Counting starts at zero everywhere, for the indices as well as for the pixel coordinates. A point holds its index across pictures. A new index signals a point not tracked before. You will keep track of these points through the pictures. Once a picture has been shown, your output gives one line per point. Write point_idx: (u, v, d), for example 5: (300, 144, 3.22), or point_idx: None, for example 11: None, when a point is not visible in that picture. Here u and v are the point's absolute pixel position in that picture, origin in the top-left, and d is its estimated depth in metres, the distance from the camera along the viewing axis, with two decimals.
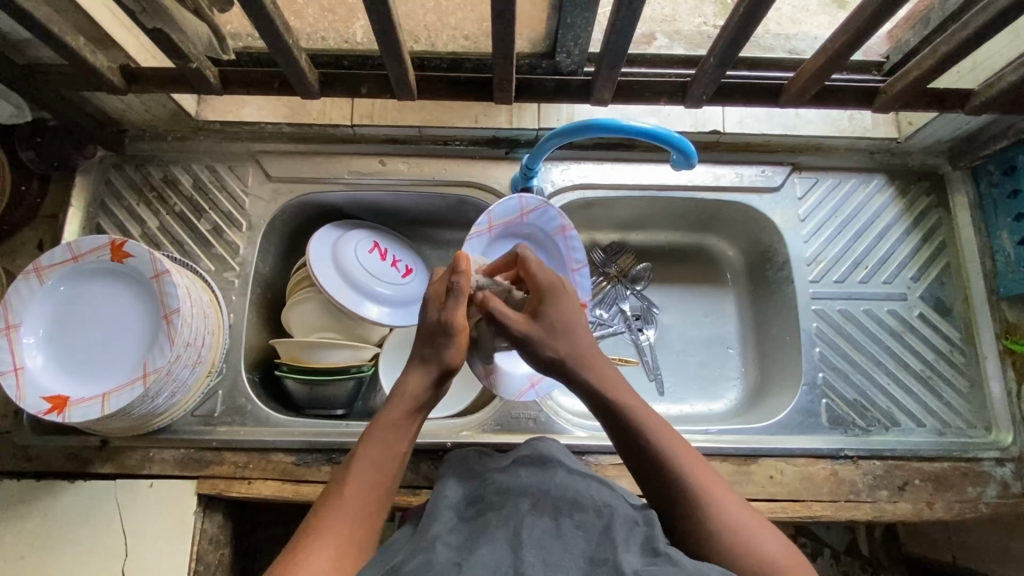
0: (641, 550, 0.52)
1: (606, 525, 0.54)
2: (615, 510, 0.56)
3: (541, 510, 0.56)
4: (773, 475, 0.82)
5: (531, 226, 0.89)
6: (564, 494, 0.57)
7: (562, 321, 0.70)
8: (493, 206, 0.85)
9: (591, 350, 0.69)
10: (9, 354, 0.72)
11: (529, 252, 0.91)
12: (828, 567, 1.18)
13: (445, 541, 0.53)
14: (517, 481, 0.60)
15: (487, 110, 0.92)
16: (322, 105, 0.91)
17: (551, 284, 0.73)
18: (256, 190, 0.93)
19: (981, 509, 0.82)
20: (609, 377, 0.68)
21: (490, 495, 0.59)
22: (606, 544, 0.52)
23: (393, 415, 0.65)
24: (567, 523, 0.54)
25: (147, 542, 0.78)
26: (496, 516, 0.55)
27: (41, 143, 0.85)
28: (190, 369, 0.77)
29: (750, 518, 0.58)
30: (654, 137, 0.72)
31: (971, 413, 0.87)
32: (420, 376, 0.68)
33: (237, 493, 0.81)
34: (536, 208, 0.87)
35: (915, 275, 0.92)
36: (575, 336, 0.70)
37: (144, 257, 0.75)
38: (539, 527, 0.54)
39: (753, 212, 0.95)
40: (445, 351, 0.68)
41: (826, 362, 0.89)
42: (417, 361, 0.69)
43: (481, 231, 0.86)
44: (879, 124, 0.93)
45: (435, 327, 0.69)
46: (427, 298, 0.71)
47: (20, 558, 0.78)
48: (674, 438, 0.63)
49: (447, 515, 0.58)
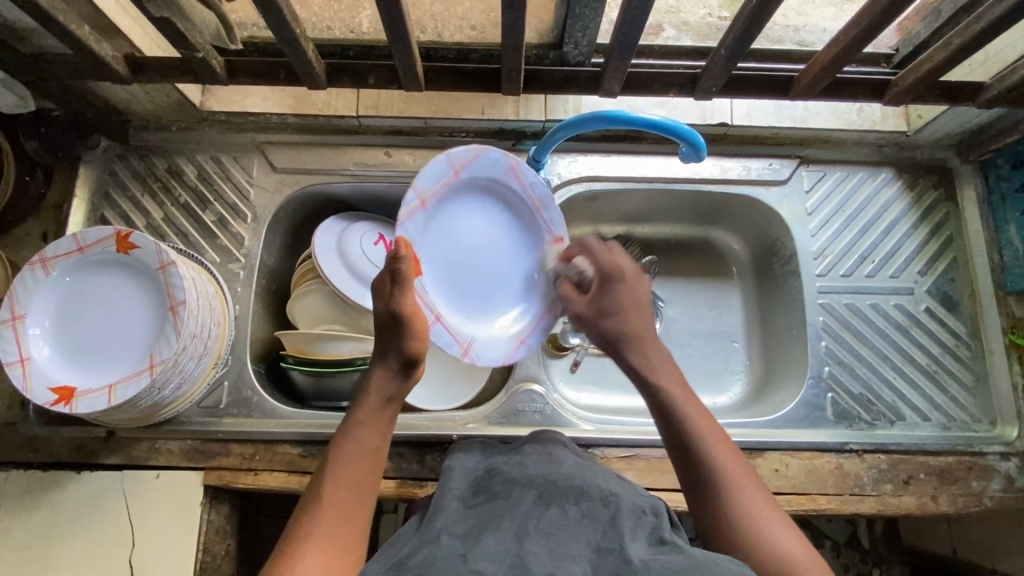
0: (648, 539, 0.53)
1: (613, 515, 0.55)
2: (621, 500, 0.57)
3: (547, 499, 0.56)
4: (778, 468, 0.82)
5: (473, 181, 0.81)
6: (570, 484, 0.57)
7: (625, 305, 0.74)
8: (417, 177, 0.76)
9: (643, 330, 0.73)
10: (15, 345, 0.72)
11: (489, 211, 0.83)
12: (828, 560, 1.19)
13: (450, 531, 0.53)
14: (523, 471, 0.60)
15: (493, 102, 0.91)
16: (328, 96, 0.91)
17: (609, 270, 0.76)
18: (261, 181, 0.92)
19: (985, 503, 0.82)
20: (657, 363, 0.71)
21: (496, 484, 0.59)
22: (612, 534, 0.52)
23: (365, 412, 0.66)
24: (573, 511, 0.55)
25: (154, 532, 0.79)
26: (503, 506, 0.55)
27: (46, 133, 0.85)
28: (196, 361, 0.77)
29: (768, 507, 0.59)
30: (663, 129, 0.71)
31: (976, 408, 0.87)
32: (385, 370, 0.68)
33: (243, 484, 0.81)
34: (469, 159, 0.79)
35: (922, 269, 0.92)
36: (629, 317, 0.73)
37: (150, 248, 0.75)
38: (544, 518, 0.54)
39: (760, 206, 0.95)
40: (403, 340, 0.67)
41: (832, 356, 0.89)
42: (378, 354, 0.69)
43: (412, 207, 0.76)
44: (887, 117, 0.92)
45: (385, 319, 0.68)
46: (375, 290, 0.69)
47: (27, 548, 0.78)
48: (709, 422, 0.66)
49: (452, 505, 0.58)
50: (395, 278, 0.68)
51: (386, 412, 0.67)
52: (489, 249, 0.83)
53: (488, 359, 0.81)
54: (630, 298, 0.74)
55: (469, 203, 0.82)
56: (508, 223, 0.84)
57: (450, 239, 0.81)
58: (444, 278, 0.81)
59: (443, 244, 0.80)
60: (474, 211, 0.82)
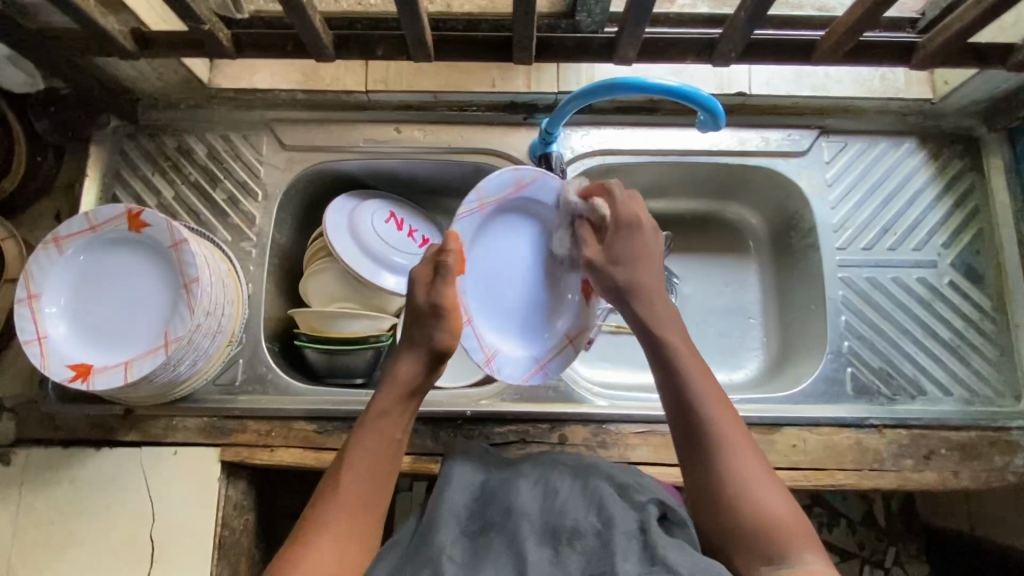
0: (639, 558, 0.56)
1: (604, 542, 0.59)
2: (615, 526, 0.60)
3: (542, 540, 0.61)
4: (796, 444, 0.81)
5: (532, 201, 0.83)
6: (562, 523, 0.61)
7: (637, 258, 0.76)
8: (482, 181, 0.79)
9: (651, 285, 0.75)
10: (32, 323, 0.72)
11: (538, 229, 0.85)
12: (844, 538, 1.20)
13: (450, 555, 0.61)
14: (516, 499, 0.65)
15: (504, 74, 0.89)
16: (336, 71, 0.89)
17: (626, 220, 0.76)
18: (270, 159, 0.91)
19: (1008, 478, 0.81)
20: (662, 315, 0.73)
21: (494, 512, 0.65)
22: (605, 560, 0.57)
23: (387, 401, 0.69)
24: (567, 551, 0.59)
25: (174, 507, 0.80)
26: (499, 539, 0.62)
27: (55, 112, 0.84)
28: (210, 338, 0.77)
29: (762, 476, 0.63)
30: (681, 95, 0.69)
31: (1000, 382, 0.85)
32: (412, 362, 0.70)
33: (260, 460, 0.81)
34: (533, 180, 0.81)
35: (945, 241, 0.89)
36: (641, 268, 0.75)
37: (162, 226, 0.75)
38: (538, 552, 0.60)
39: (778, 177, 0.92)
40: (434, 334, 0.70)
41: (852, 331, 0.87)
42: (408, 345, 0.71)
43: (471, 209, 0.79)
44: (912, 84, 0.89)
45: (424, 310, 0.71)
46: (415, 277, 0.72)
47: (51, 523, 0.80)
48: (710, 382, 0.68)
49: (451, 525, 0.64)
50: (438, 269, 0.72)
51: (407, 403, 0.70)
52: (531, 271, 0.84)
53: (505, 376, 0.81)
54: (638, 250, 0.76)
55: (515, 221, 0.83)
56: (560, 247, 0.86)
57: (497, 253, 0.83)
58: (481, 286, 0.82)
59: (490, 253, 0.82)
60: (522, 229, 0.84)
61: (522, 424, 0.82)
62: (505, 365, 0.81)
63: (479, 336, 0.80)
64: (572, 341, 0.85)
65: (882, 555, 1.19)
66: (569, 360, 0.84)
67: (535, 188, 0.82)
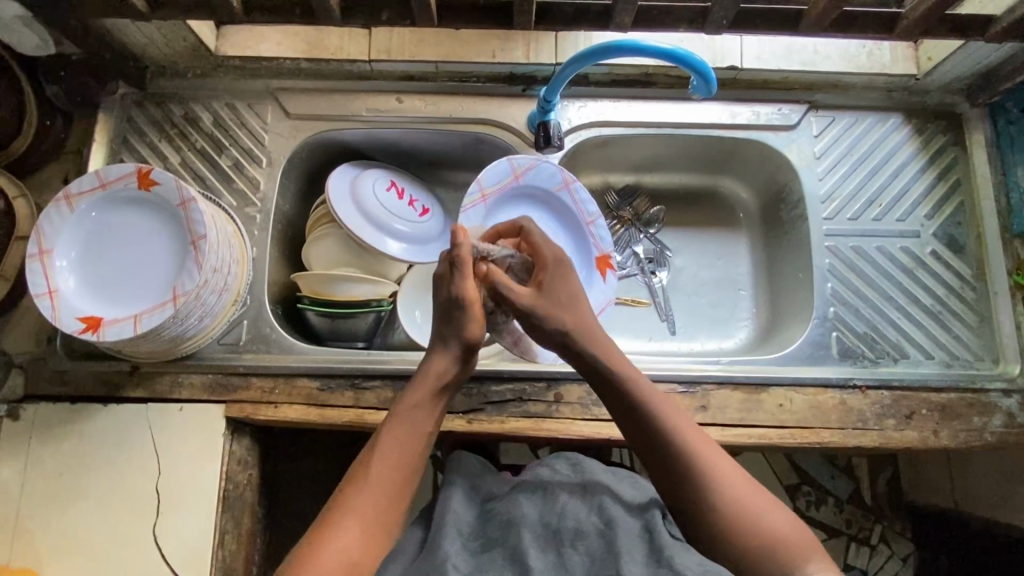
0: (645, 559, 0.65)
1: (608, 543, 0.67)
2: (616, 526, 0.69)
3: (545, 544, 0.68)
4: (782, 403, 0.84)
5: (530, 188, 0.91)
6: (564, 526, 0.70)
7: (565, 292, 0.73)
8: (482, 173, 0.87)
9: (589, 317, 0.72)
10: (43, 277, 0.74)
11: (539, 216, 0.93)
12: (831, 515, 1.23)
13: (455, 565, 0.66)
14: (517, 512, 0.71)
15: (504, 45, 0.92)
16: (340, 40, 0.92)
17: (547, 257, 0.75)
18: (275, 127, 0.94)
19: (986, 438, 0.84)
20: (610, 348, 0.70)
21: (495, 529, 0.71)
22: (610, 559, 0.65)
23: (419, 396, 0.68)
24: (571, 551, 0.67)
25: (179, 460, 0.82)
26: (501, 552, 0.68)
27: (67, 77, 0.87)
28: (217, 296, 0.80)
29: (757, 495, 0.62)
30: (676, 58, 0.72)
31: (979, 347, 0.88)
32: (448, 355, 0.70)
33: (264, 416, 0.83)
34: (529, 168, 0.89)
35: (929, 213, 0.93)
36: (570, 296, 0.73)
37: (171, 184, 0.77)
38: (545, 559, 0.67)
39: (768, 150, 0.96)
40: (465, 326, 0.69)
41: (837, 297, 0.90)
42: (443, 340, 0.70)
43: (474, 201, 0.88)
44: (898, 60, 0.92)
45: (452, 305, 0.69)
46: (437, 275, 0.71)
47: (58, 475, 0.81)
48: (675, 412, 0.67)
49: (454, 538, 0.70)
50: (454, 264, 0.70)
51: (440, 397, 0.69)
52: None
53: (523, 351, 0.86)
54: (568, 288, 0.74)
55: (516, 208, 0.92)
56: (557, 229, 0.94)
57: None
58: None
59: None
60: (523, 214, 0.92)
61: (519, 383, 0.85)
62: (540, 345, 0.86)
63: None
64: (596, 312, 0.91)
65: (868, 532, 1.22)
66: None
67: (529, 176, 0.90)
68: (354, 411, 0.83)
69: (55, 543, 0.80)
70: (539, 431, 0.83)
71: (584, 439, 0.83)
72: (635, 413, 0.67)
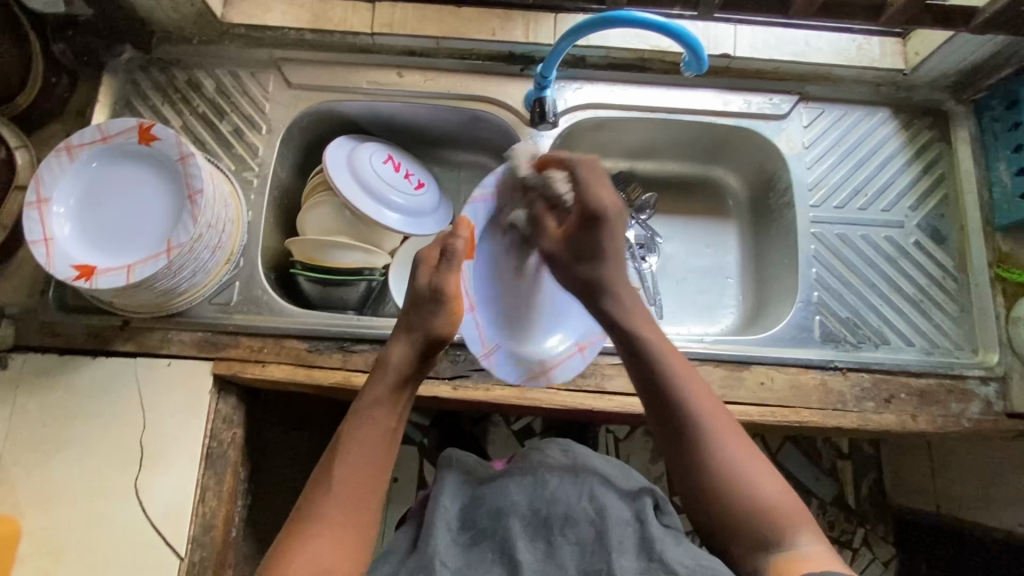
0: (636, 553, 0.62)
1: (599, 535, 0.64)
2: (606, 516, 0.66)
3: (534, 534, 0.66)
4: (764, 381, 0.85)
5: None
6: (554, 513, 0.67)
7: (613, 246, 0.76)
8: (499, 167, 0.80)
9: (619, 277, 0.76)
10: (40, 224, 0.75)
11: None
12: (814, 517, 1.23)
13: (443, 561, 0.63)
14: (506, 500, 0.70)
15: (504, 24, 0.94)
16: (344, 12, 0.94)
17: (595, 208, 0.74)
18: (276, 96, 0.95)
19: (963, 423, 0.85)
20: (629, 307, 0.75)
21: (483, 518, 0.69)
22: (600, 554, 0.63)
23: (379, 392, 0.69)
24: (560, 540, 0.65)
25: (165, 415, 0.83)
26: (490, 546, 0.66)
27: (72, 36, 0.89)
28: (211, 252, 0.81)
29: (754, 460, 0.64)
30: (668, 31, 0.74)
31: (959, 336, 0.90)
32: (405, 348, 0.71)
33: (251, 374, 0.84)
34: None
35: (913, 204, 0.95)
36: (608, 262, 0.76)
37: (171, 140, 0.78)
38: (535, 551, 0.64)
39: (759, 139, 0.98)
40: (433, 319, 0.71)
41: (822, 283, 0.92)
42: (403, 331, 0.72)
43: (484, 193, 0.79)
44: (886, 55, 0.95)
45: (425, 296, 0.72)
46: (421, 261, 0.75)
47: (43, 426, 0.82)
48: (690, 376, 0.69)
49: (443, 532, 0.68)
50: (444, 255, 0.73)
51: (399, 392, 0.70)
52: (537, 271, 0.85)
53: (503, 372, 0.79)
54: (609, 242, 0.76)
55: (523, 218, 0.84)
56: None
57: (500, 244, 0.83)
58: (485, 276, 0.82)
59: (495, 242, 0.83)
60: None
61: None
62: (504, 363, 0.80)
63: (481, 328, 0.79)
64: (582, 350, 0.83)
65: (850, 535, 1.22)
66: (575, 369, 0.82)
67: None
68: (341, 373, 0.84)
69: (35, 492, 0.80)
70: (523, 399, 0.84)
71: (566, 410, 0.85)
72: (662, 392, 0.68)
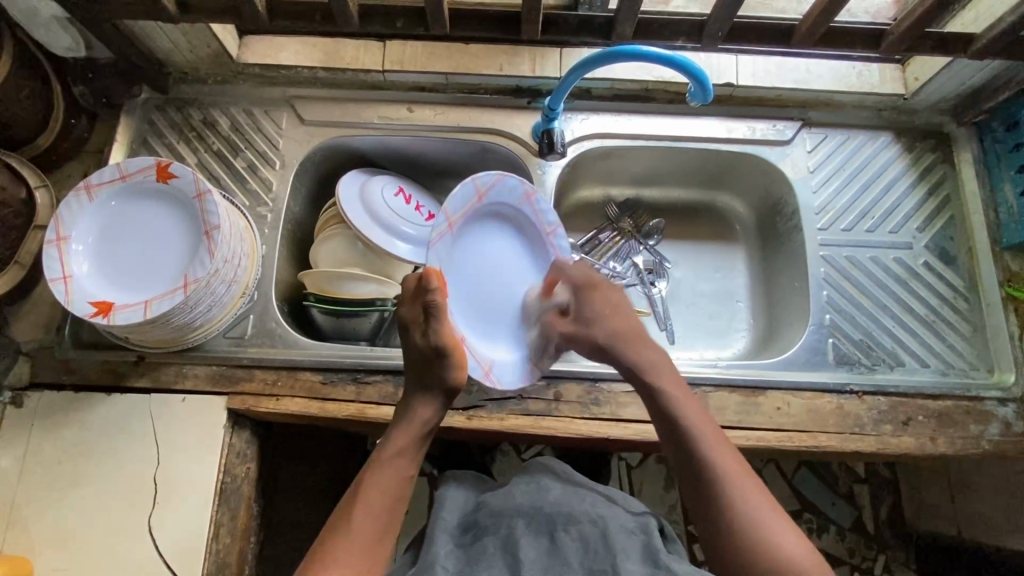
0: (641, 559, 0.62)
1: (603, 536, 0.65)
2: (610, 520, 0.67)
3: (538, 530, 0.67)
4: (780, 406, 0.85)
5: (492, 204, 0.85)
6: (559, 511, 0.68)
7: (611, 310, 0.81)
8: (444, 202, 0.80)
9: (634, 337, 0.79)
10: (59, 263, 0.76)
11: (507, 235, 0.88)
12: (833, 544, 1.21)
13: (444, 565, 0.64)
14: (508, 502, 0.70)
15: (511, 59, 0.97)
16: (356, 51, 0.97)
17: (583, 281, 0.83)
18: (289, 133, 0.97)
19: (983, 445, 0.84)
20: (654, 363, 0.76)
21: (486, 518, 0.70)
22: (605, 555, 0.62)
23: (400, 443, 0.70)
24: (564, 537, 0.65)
25: (180, 450, 0.82)
26: (491, 541, 0.66)
27: (93, 79, 0.93)
28: (226, 286, 0.82)
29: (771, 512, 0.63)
30: (673, 64, 0.75)
31: (974, 356, 0.89)
32: (425, 403, 0.72)
33: (265, 408, 0.84)
34: (492, 184, 0.84)
35: (920, 225, 0.96)
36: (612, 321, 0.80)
37: (188, 177, 0.80)
38: (537, 546, 0.65)
39: (764, 165, 0.99)
40: (444, 373, 0.72)
41: (833, 305, 0.92)
42: (417, 388, 0.73)
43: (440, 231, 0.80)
44: (886, 81, 0.97)
45: (428, 352, 0.73)
46: (406, 323, 0.74)
47: (56, 463, 0.82)
48: (709, 427, 0.70)
49: (444, 540, 0.69)
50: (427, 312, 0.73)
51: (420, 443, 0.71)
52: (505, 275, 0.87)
53: (507, 382, 0.82)
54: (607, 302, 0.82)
55: (491, 229, 0.87)
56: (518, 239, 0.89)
57: (481, 261, 0.86)
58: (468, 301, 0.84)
59: (470, 266, 0.85)
60: (494, 235, 0.87)
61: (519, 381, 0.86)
62: (506, 373, 0.83)
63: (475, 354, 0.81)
64: None
65: (871, 562, 1.20)
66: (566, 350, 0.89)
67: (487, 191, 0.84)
68: (355, 405, 0.84)
69: (48, 532, 0.79)
70: (538, 428, 0.83)
71: (582, 438, 0.84)
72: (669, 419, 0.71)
